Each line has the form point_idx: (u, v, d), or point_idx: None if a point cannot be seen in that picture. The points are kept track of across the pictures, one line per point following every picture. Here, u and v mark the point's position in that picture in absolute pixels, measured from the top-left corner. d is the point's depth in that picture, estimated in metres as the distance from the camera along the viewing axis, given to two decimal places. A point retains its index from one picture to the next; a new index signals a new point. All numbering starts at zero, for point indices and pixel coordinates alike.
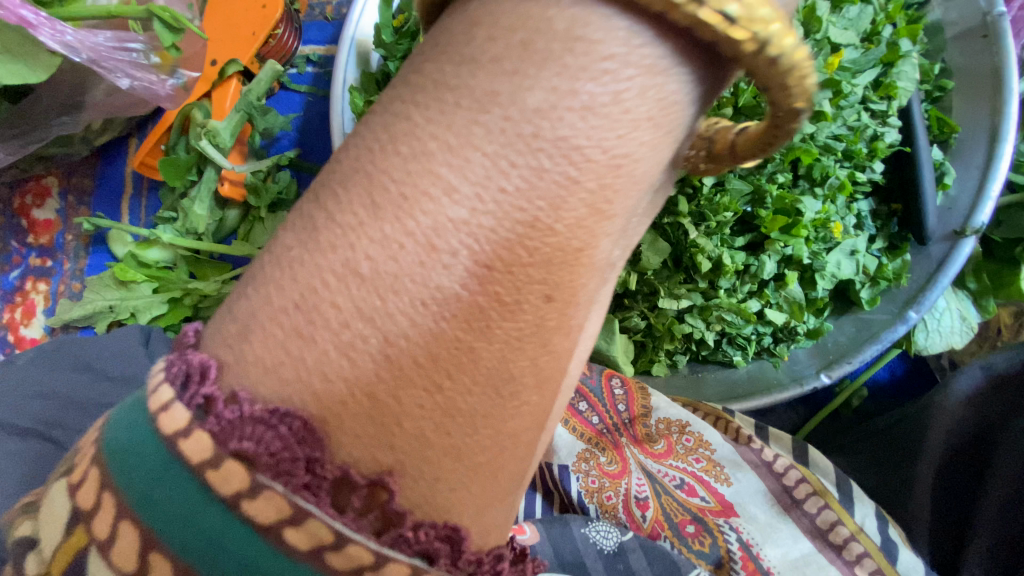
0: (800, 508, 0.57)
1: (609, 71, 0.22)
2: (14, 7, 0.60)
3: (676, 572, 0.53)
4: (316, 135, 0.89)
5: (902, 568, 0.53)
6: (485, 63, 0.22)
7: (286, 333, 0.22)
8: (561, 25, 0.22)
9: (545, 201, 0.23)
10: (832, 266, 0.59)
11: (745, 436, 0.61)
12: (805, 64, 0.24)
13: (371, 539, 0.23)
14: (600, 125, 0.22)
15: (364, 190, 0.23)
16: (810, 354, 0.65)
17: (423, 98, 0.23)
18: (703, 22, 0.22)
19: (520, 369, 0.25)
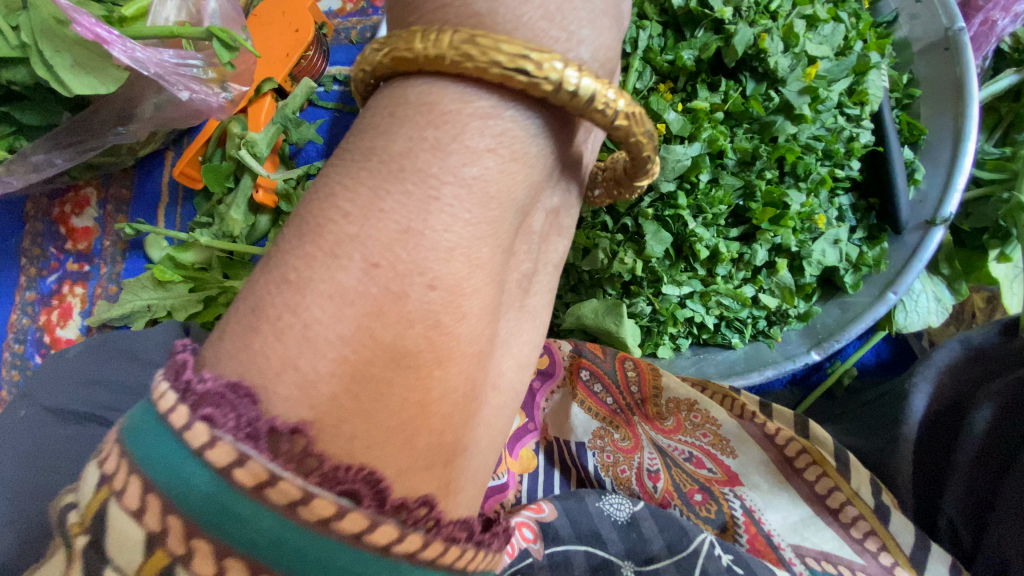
0: (800, 476, 0.60)
1: (451, 121, 0.28)
2: (91, 25, 0.66)
3: (685, 537, 0.56)
4: (342, 147, 0.98)
5: (893, 530, 0.56)
6: (369, 131, 0.28)
7: (237, 327, 0.25)
8: (416, 96, 0.28)
9: (413, 212, 0.26)
10: (817, 253, 0.69)
11: (749, 411, 0.65)
12: (600, 92, 0.29)
13: (301, 479, 0.24)
14: (450, 158, 0.27)
15: (296, 226, 0.27)
16: (801, 334, 0.74)
17: (335, 159, 0.29)
18: (511, 76, 0.28)
19: (416, 343, 0.26)
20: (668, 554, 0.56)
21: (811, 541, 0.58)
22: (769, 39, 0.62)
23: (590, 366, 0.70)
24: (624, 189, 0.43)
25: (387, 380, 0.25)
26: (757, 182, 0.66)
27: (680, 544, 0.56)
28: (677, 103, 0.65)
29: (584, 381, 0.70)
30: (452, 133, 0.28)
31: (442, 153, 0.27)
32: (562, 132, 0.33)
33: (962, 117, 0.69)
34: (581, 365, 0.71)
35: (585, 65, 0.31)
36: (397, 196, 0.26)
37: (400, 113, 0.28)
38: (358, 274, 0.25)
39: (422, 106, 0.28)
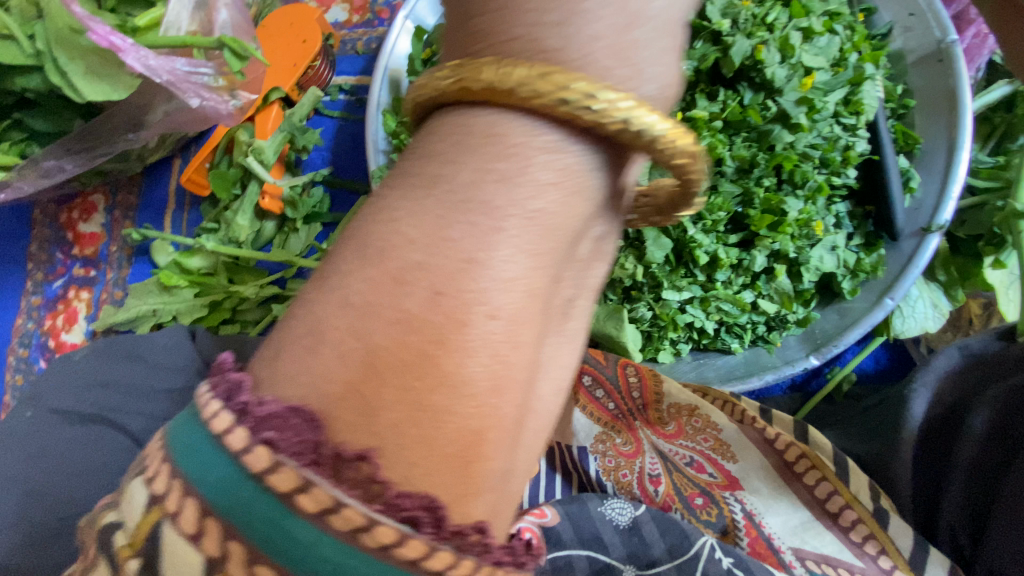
0: (800, 480, 0.61)
1: (513, 155, 0.26)
2: (105, 33, 0.67)
3: (686, 541, 0.57)
4: (347, 154, 0.99)
5: (892, 533, 0.57)
6: (429, 157, 0.27)
7: (300, 347, 0.25)
8: (480, 126, 0.27)
9: (477, 242, 0.25)
10: (815, 259, 0.70)
11: (750, 417, 0.64)
12: (666, 135, 0.28)
13: (362, 504, 0.23)
14: (513, 192, 0.26)
15: (356, 247, 0.26)
16: (800, 339, 0.75)
17: (393, 178, 0.27)
18: (576, 114, 0.26)
19: (477, 373, 0.25)
20: (669, 558, 0.56)
21: (811, 544, 0.58)
22: (765, 50, 0.64)
23: (592, 372, 0.71)
24: (663, 218, 0.37)
25: (443, 412, 0.24)
26: (755, 190, 0.68)
27: (681, 547, 0.56)
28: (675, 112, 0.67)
29: (587, 387, 0.71)
30: (519, 162, 0.26)
31: (508, 181, 0.26)
32: (625, 167, 0.31)
33: (955, 126, 0.70)
34: (583, 371, 0.71)
35: (651, 101, 0.28)
36: (452, 223, 0.25)
37: (458, 141, 0.27)
38: (422, 303, 0.24)
39: (486, 138, 0.26)
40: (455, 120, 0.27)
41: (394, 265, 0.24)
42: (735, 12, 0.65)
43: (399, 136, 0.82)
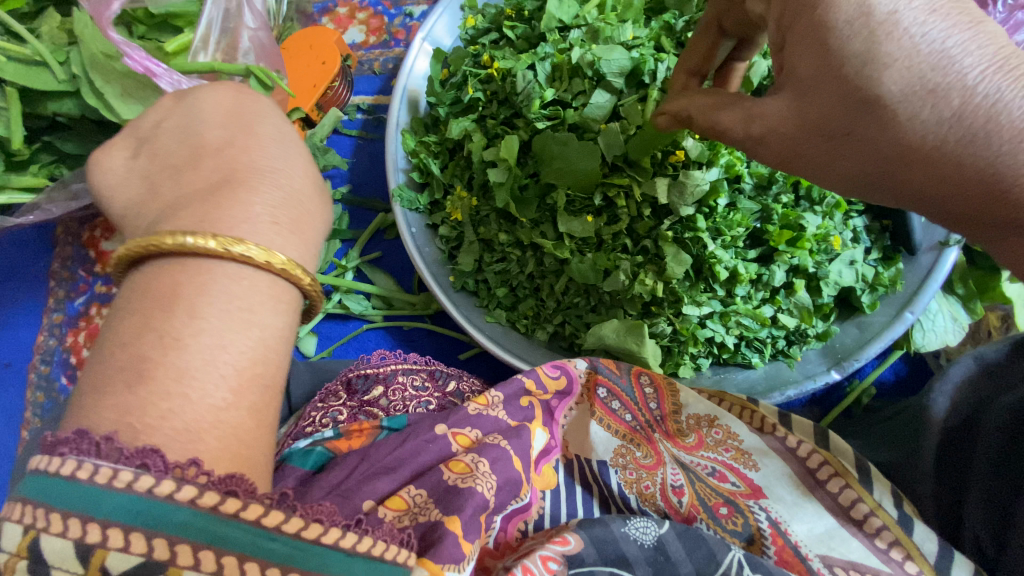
0: (823, 488, 0.60)
1: (177, 267, 0.36)
2: (143, 61, 0.71)
3: (713, 560, 0.56)
4: (366, 172, 1.01)
5: (917, 539, 0.55)
6: (154, 291, 0.35)
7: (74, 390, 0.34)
8: (167, 278, 0.36)
9: (254, 333, 0.35)
10: (835, 273, 0.70)
11: (770, 424, 0.66)
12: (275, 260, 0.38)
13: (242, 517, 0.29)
14: (221, 301, 0.35)
15: (130, 324, 0.34)
16: (820, 353, 0.75)
17: (179, 278, 0.35)
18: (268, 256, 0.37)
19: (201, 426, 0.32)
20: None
21: (837, 551, 0.56)
22: (782, 72, 0.66)
23: (607, 383, 0.73)
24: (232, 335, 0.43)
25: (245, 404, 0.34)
26: (773, 206, 0.69)
27: (708, 568, 0.56)
28: (695, 130, 0.67)
29: (603, 399, 0.73)
30: (218, 304, 0.35)
31: (235, 306, 0.35)
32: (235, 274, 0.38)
33: None
34: (598, 383, 0.74)
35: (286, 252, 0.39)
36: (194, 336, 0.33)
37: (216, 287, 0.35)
38: (171, 403, 0.32)
39: (160, 295, 0.35)
40: (175, 262, 0.36)
41: (154, 329, 0.33)
42: None
43: (420, 156, 0.84)
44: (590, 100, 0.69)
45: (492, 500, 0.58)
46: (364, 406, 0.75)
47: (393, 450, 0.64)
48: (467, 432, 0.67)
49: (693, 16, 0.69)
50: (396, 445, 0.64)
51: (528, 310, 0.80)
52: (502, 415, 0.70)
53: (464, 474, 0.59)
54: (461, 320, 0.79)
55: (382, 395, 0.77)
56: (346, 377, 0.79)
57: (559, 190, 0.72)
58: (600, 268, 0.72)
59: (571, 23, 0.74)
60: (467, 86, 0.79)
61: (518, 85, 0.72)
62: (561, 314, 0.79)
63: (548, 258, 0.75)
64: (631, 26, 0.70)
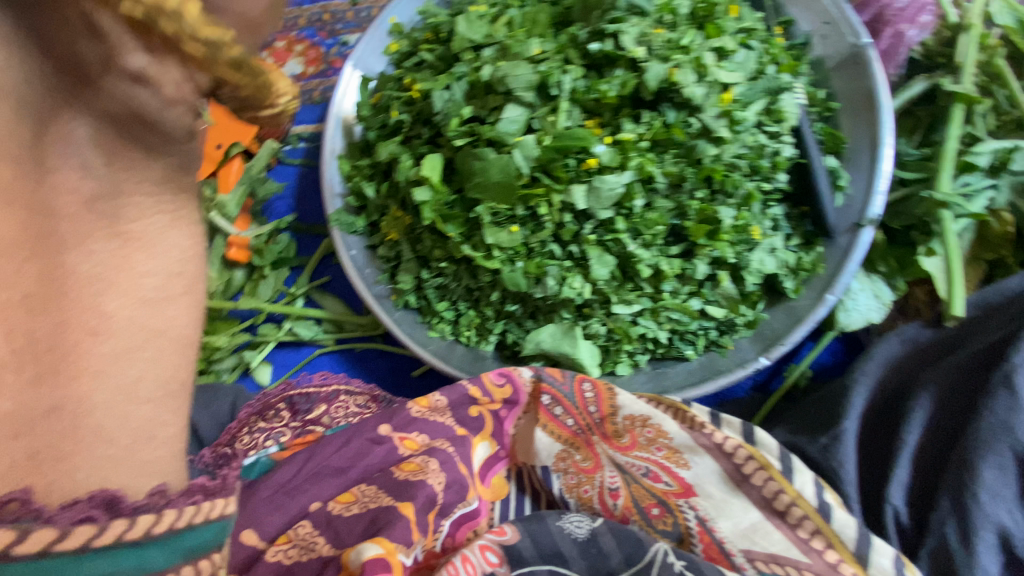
0: (749, 482, 0.60)
1: None
2: None
3: (640, 548, 0.62)
4: (310, 200, 1.03)
5: (836, 526, 0.55)
6: None
7: None
8: None
9: None
10: (755, 262, 0.73)
11: (699, 422, 0.63)
12: None
13: None
14: None
15: None
16: (751, 340, 0.77)
17: None
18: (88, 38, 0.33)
19: None
20: (626, 565, 0.62)
21: (760, 544, 0.60)
22: (679, 73, 0.67)
23: (551, 390, 0.70)
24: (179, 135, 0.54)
25: (61, 356, 0.48)
26: (687, 204, 0.71)
27: (636, 555, 0.62)
28: (605, 137, 0.70)
29: (546, 406, 0.71)
30: None
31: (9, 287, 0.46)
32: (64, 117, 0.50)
33: (875, 125, 0.75)
34: (542, 389, 0.70)
35: None
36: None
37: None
38: None
39: None
40: None
41: None
42: (648, 40, 0.69)
43: (354, 181, 0.86)
44: (503, 115, 0.71)
45: (440, 495, 0.66)
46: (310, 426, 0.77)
47: (338, 449, 0.69)
48: (412, 437, 0.69)
49: (595, 26, 0.71)
50: (341, 444, 0.69)
51: (470, 322, 0.81)
52: (448, 420, 0.70)
53: (415, 471, 0.66)
54: (405, 339, 0.81)
55: (325, 414, 0.79)
56: (287, 397, 0.80)
57: (484, 204, 0.73)
58: (530, 275, 0.74)
59: (483, 41, 0.75)
60: (391, 109, 0.81)
61: (436, 106, 0.74)
62: (502, 323, 0.80)
63: (482, 271, 0.77)
64: (537, 41, 0.72)
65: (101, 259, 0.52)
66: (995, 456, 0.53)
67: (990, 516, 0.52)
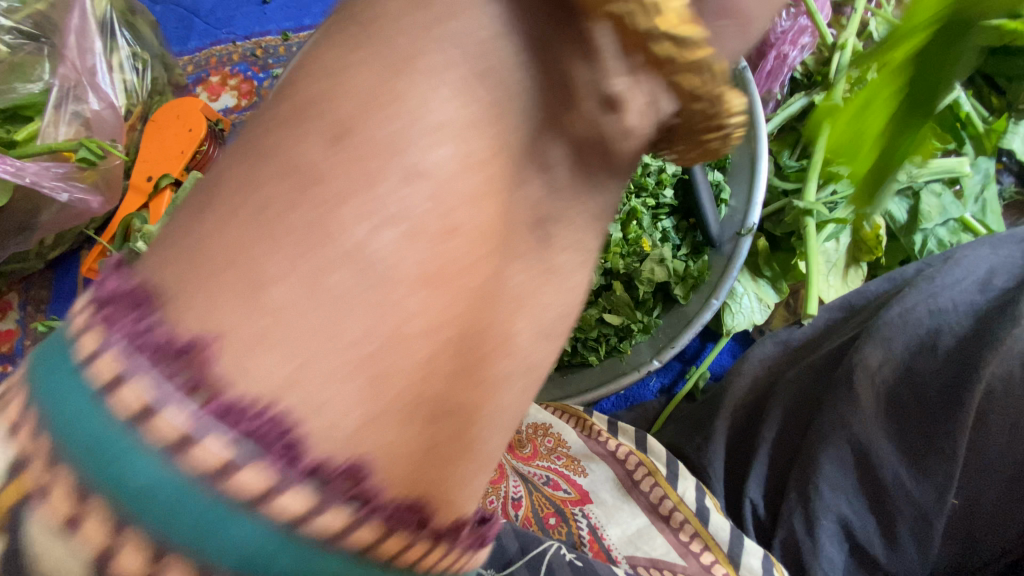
0: (638, 488, 0.62)
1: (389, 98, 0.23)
2: None
3: (534, 541, 0.57)
4: None
5: (713, 529, 0.57)
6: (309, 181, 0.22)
7: None
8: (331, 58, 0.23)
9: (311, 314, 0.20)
10: (644, 272, 0.78)
11: (596, 431, 0.66)
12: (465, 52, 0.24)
13: None
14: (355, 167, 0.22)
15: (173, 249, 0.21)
16: (647, 344, 0.81)
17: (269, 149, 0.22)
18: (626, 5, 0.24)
19: None
20: (522, 555, 0.56)
21: (642, 550, 0.58)
22: None
23: None
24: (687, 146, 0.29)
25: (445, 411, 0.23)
26: None
27: (531, 545, 0.57)
28: None
29: None
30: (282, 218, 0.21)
31: (419, 117, 0.23)
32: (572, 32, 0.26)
33: (753, 141, 0.79)
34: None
35: None
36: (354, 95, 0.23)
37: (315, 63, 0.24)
38: None
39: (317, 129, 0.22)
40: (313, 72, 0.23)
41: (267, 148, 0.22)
42: None
43: None
44: None
45: None
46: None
47: None
48: None
49: None
50: None
51: None
52: None
53: None
54: None
55: None
56: None
57: None
58: None
59: None
60: None
61: None
62: None
63: None
64: None
65: (531, 344, 0.26)
66: (834, 450, 0.55)
67: (831, 507, 0.54)
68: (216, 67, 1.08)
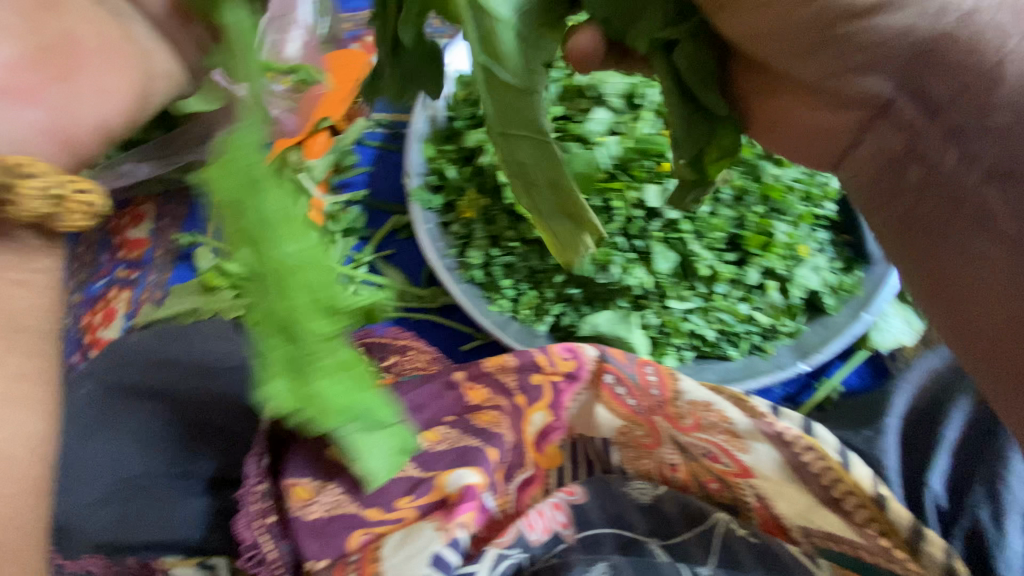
0: (806, 469, 0.63)
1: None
2: None
3: (700, 515, 0.69)
4: (387, 180, 1.11)
5: (891, 516, 0.57)
6: None
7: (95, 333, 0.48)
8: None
9: None
10: (802, 276, 0.80)
11: (762, 413, 0.64)
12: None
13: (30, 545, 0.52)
14: None
15: None
16: (791, 348, 0.82)
17: None
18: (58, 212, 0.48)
19: None
20: (688, 526, 0.69)
21: (817, 523, 0.65)
22: None
23: (614, 370, 0.70)
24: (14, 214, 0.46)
25: None
26: (748, 215, 0.80)
27: (698, 517, 0.69)
28: None
29: (610, 386, 0.72)
30: None
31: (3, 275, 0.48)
32: None
33: None
34: (606, 370, 0.71)
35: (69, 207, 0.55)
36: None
37: None
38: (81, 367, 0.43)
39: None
40: None
41: None
42: None
43: (438, 162, 0.96)
44: (590, 117, 0.81)
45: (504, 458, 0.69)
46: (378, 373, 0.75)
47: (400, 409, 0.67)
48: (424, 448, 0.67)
49: None
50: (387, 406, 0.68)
51: (529, 302, 0.87)
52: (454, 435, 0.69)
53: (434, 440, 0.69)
54: (466, 309, 0.86)
55: (397, 362, 0.78)
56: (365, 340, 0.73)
57: None
58: (596, 262, 0.80)
59: None
60: None
61: None
62: (560, 305, 0.86)
63: (550, 254, 0.83)
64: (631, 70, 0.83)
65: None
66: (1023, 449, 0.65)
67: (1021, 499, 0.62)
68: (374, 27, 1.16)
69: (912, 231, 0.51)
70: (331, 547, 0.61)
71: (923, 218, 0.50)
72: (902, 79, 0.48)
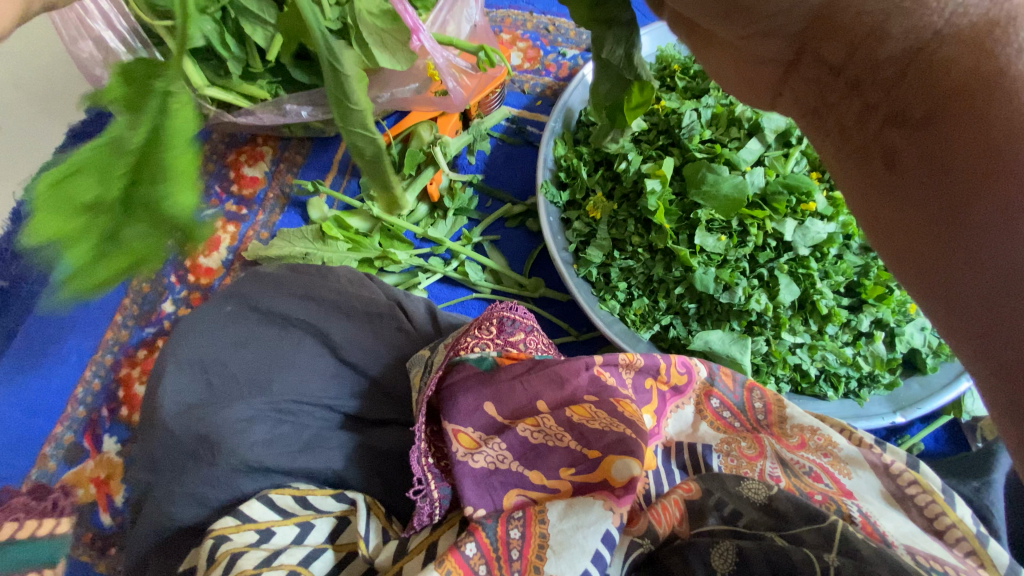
0: (910, 502, 0.63)
1: None
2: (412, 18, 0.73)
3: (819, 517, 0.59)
4: (497, 168, 1.14)
5: (992, 551, 0.58)
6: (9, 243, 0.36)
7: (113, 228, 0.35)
8: None
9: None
10: (910, 333, 0.85)
11: (868, 441, 0.68)
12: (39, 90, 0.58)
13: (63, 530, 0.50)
14: None
15: None
16: (884, 399, 0.87)
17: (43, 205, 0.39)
18: None
19: None
20: (806, 523, 0.59)
21: (923, 546, 0.59)
22: None
23: (720, 396, 0.73)
24: None
25: None
26: (873, 264, 0.86)
27: (819, 517, 0.59)
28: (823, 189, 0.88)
29: (714, 408, 0.73)
30: None
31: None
32: None
33: None
34: (712, 393, 0.74)
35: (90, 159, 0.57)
36: None
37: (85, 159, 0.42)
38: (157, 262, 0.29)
39: None
40: None
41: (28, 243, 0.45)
42: None
43: (569, 160, 0.98)
44: (743, 147, 0.88)
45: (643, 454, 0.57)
46: (506, 346, 0.68)
47: (523, 372, 0.64)
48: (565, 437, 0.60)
49: None
50: (524, 370, 0.64)
51: (639, 308, 0.91)
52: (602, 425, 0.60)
53: (584, 417, 0.61)
54: (584, 302, 0.90)
55: (521, 341, 0.71)
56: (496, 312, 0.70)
57: (704, 209, 0.86)
58: (720, 281, 0.84)
59: None
60: None
61: (685, 121, 0.90)
62: (670, 316, 0.90)
63: (677, 265, 0.87)
64: None
65: None
66: None
67: None
68: (509, 27, 1.22)
69: (876, 190, 0.37)
70: (490, 500, 0.56)
71: (879, 180, 0.37)
72: (794, 43, 0.38)
